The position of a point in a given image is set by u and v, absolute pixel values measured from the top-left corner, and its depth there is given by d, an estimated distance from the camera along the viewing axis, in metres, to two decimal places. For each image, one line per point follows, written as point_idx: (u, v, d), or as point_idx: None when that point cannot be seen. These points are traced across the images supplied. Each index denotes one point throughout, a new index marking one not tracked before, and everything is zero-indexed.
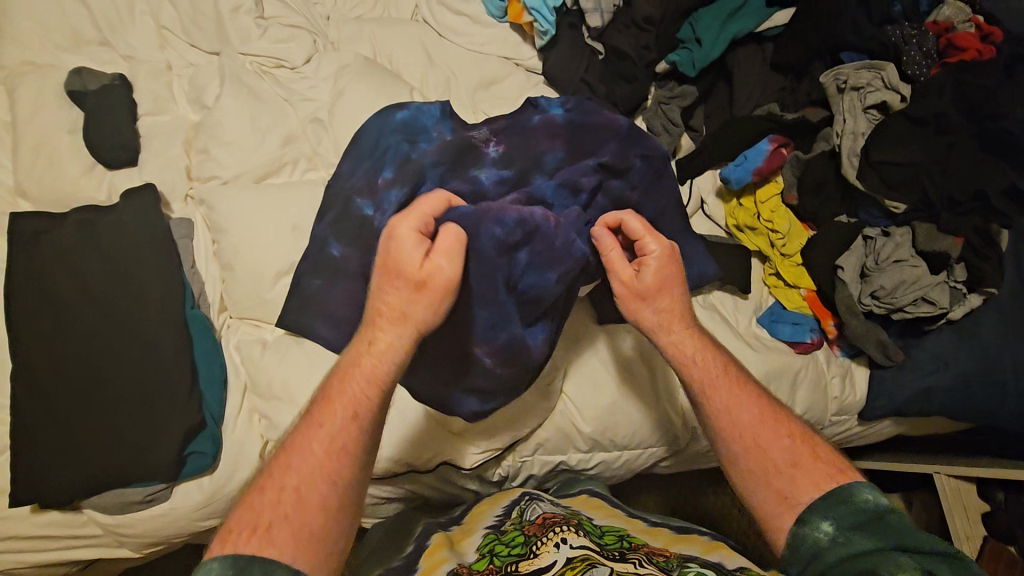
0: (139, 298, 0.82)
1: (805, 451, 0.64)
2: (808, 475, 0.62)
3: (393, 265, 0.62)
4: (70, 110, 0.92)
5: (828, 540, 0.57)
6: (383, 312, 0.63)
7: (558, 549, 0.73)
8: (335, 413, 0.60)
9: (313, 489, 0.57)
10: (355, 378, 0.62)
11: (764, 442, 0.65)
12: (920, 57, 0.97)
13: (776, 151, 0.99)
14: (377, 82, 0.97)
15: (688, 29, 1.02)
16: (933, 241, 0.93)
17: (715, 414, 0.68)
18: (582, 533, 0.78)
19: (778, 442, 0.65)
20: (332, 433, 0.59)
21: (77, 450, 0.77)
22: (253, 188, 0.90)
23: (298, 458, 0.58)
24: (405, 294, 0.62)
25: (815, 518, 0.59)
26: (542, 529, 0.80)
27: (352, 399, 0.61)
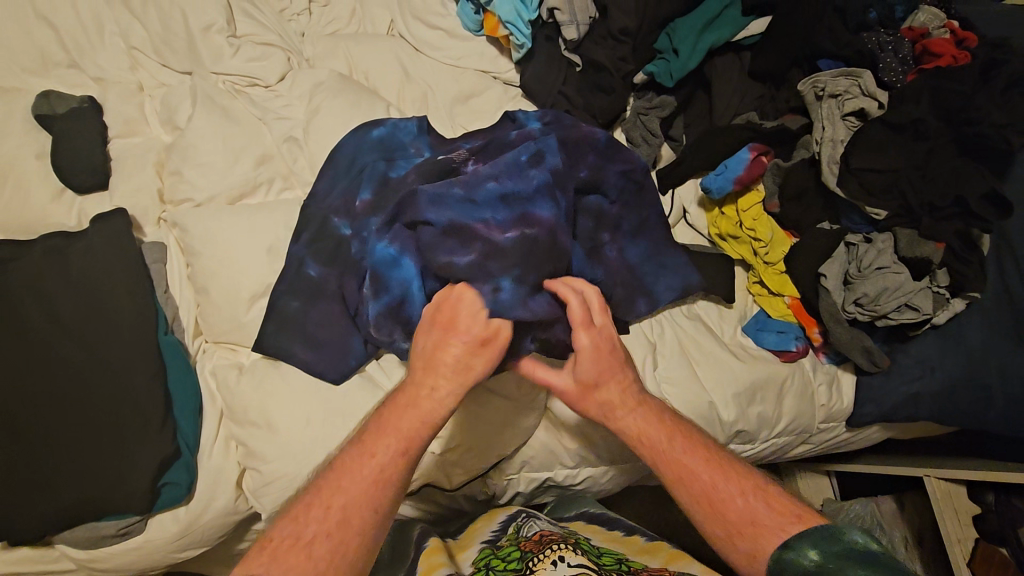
0: (110, 325, 0.80)
1: (750, 497, 0.65)
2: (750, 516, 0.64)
3: (448, 325, 0.70)
4: (37, 134, 0.90)
5: (814, 567, 0.58)
6: (444, 364, 0.68)
7: (556, 567, 0.73)
8: (396, 436, 0.65)
9: (359, 512, 0.62)
10: (410, 417, 0.66)
11: (702, 483, 0.66)
12: (895, 63, 0.97)
13: (756, 159, 0.99)
14: (353, 99, 0.96)
15: (665, 39, 1.01)
16: (915, 247, 0.92)
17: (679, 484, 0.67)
18: (580, 551, 0.77)
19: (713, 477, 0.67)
20: (382, 463, 0.64)
21: (45, 484, 0.75)
22: (226, 210, 0.88)
23: (356, 471, 0.63)
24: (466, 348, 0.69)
25: (801, 545, 0.60)
26: (539, 546, 0.79)
27: (402, 442, 0.65)
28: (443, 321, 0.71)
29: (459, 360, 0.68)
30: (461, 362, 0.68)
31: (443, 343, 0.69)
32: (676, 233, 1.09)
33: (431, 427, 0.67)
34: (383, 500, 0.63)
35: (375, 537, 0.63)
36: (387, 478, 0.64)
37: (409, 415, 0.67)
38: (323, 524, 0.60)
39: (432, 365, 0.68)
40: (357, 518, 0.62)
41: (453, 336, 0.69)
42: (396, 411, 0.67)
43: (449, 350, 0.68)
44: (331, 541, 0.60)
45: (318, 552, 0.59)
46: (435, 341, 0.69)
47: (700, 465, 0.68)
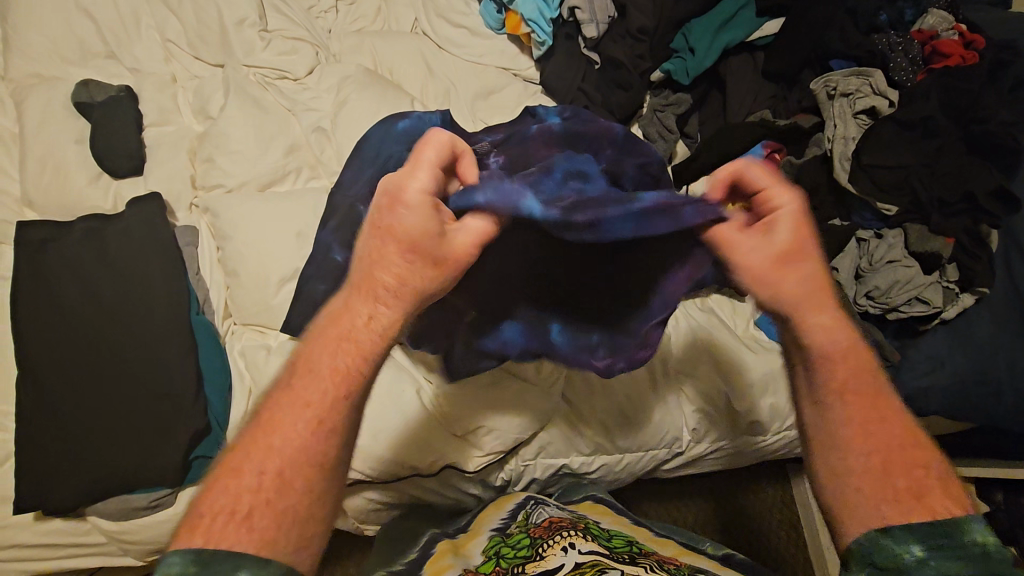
0: (145, 303, 0.83)
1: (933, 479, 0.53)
2: (914, 492, 0.52)
3: (399, 235, 0.53)
4: (76, 121, 0.93)
5: (916, 560, 0.49)
6: (383, 281, 0.54)
7: (566, 553, 0.74)
8: (330, 376, 0.52)
9: (294, 475, 0.49)
10: (337, 350, 0.53)
11: (883, 440, 0.54)
12: (906, 63, 0.99)
13: (769, 156, 1.02)
14: (379, 92, 0.99)
15: (682, 39, 1.05)
16: (924, 242, 0.95)
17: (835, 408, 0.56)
18: (590, 537, 0.78)
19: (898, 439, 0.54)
20: (318, 410, 0.51)
21: (81, 455, 0.77)
22: (257, 197, 0.91)
23: (291, 416, 0.50)
24: (411, 261, 0.54)
25: (909, 535, 0.50)
26: (548, 532, 0.81)
27: (334, 377, 0.52)
28: (414, 241, 0.53)
29: (407, 278, 0.54)
30: (398, 273, 0.54)
31: (381, 254, 0.54)
32: None
33: (365, 353, 0.53)
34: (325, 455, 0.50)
35: (324, 499, 0.50)
36: (324, 425, 0.50)
37: (341, 347, 0.53)
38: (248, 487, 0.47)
39: (368, 284, 0.54)
40: (294, 477, 0.48)
41: (389, 242, 0.54)
42: (329, 343, 0.53)
43: (388, 263, 0.54)
44: (265, 511, 0.47)
45: (244, 518, 0.46)
46: (378, 254, 0.54)
47: (878, 411, 0.56)
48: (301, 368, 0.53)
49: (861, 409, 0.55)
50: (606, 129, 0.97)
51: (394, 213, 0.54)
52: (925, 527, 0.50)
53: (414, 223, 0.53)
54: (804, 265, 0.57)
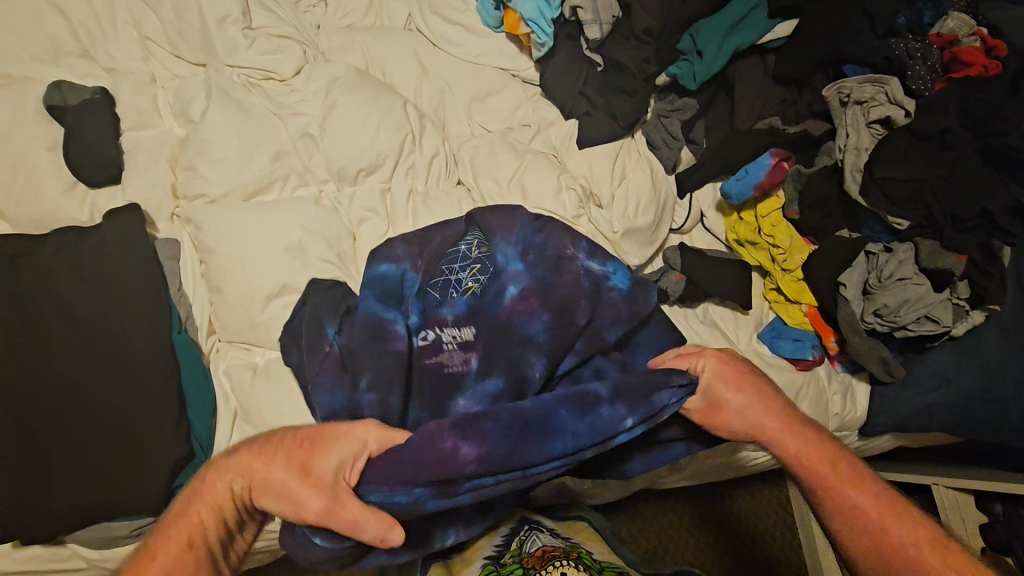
0: (125, 324, 0.79)
1: (933, 553, 0.61)
2: (903, 550, 0.62)
3: (317, 440, 0.64)
4: (49, 124, 0.89)
5: None
6: (301, 442, 0.63)
7: None
8: (190, 525, 0.60)
9: (169, 552, 0.58)
10: (197, 512, 0.61)
11: (851, 505, 0.66)
12: (924, 70, 0.94)
13: (778, 165, 0.98)
14: (370, 95, 0.94)
15: (688, 40, 0.99)
16: (938, 258, 0.92)
17: (831, 512, 0.67)
18: (581, 567, 0.77)
19: (868, 503, 0.65)
20: (206, 523, 0.60)
21: (57, 484, 0.74)
22: (241, 208, 0.87)
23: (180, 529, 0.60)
24: (297, 468, 0.61)
25: None
26: (541, 563, 0.79)
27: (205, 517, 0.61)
28: (316, 447, 0.63)
29: (308, 459, 0.62)
30: (287, 479, 0.61)
31: (308, 455, 0.62)
32: (693, 238, 1.09)
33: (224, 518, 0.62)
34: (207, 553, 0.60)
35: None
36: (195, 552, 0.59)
37: (203, 504, 0.62)
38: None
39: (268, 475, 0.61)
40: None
41: (325, 443, 0.64)
42: (217, 477, 0.63)
43: (273, 472, 0.61)
44: None
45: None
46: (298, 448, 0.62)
47: (855, 499, 0.66)
48: (225, 476, 0.62)
49: (821, 469, 0.68)
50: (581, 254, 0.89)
51: (312, 460, 0.62)
52: None
53: (309, 488, 0.60)
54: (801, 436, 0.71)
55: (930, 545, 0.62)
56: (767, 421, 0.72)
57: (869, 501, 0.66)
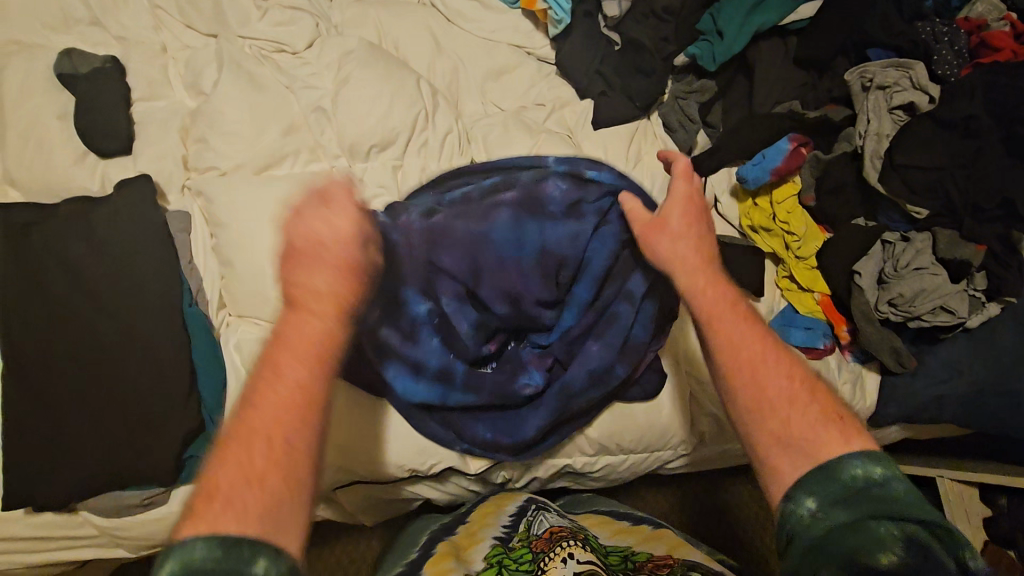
0: (136, 294, 0.79)
1: (803, 392, 0.58)
2: (779, 398, 0.57)
3: (305, 226, 0.59)
4: (59, 93, 0.87)
5: (810, 517, 0.50)
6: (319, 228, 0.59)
7: (565, 564, 0.74)
8: (269, 398, 0.52)
9: (264, 420, 0.51)
10: (268, 403, 0.51)
11: (738, 340, 0.61)
12: (951, 55, 0.92)
13: (795, 150, 0.97)
14: (384, 69, 0.93)
15: (709, 19, 0.98)
16: (954, 249, 0.90)
17: (716, 346, 0.61)
18: (588, 548, 0.79)
19: (764, 352, 0.60)
20: (292, 382, 0.53)
21: (69, 452, 0.75)
22: (253, 181, 0.86)
23: (264, 415, 0.51)
24: (317, 257, 0.58)
25: (799, 494, 0.52)
26: (549, 544, 0.80)
27: (286, 397, 0.52)
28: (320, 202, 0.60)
29: (314, 229, 0.59)
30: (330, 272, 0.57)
31: (324, 226, 0.59)
32: None
33: (311, 402, 0.53)
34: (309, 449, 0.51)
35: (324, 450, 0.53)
36: (293, 445, 0.50)
37: (273, 391, 0.52)
38: (223, 499, 0.46)
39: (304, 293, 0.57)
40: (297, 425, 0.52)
41: (322, 238, 0.59)
42: (279, 342, 0.55)
43: (304, 329, 0.56)
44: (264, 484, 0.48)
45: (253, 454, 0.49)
46: (295, 230, 0.59)
47: (747, 336, 0.61)
48: (285, 327, 0.56)
49: (728, 315, 0.63)
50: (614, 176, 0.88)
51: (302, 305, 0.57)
52: (809, 479, 0.52)
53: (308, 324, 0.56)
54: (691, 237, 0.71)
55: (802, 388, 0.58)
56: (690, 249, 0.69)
57: (757, 349, 0.60)
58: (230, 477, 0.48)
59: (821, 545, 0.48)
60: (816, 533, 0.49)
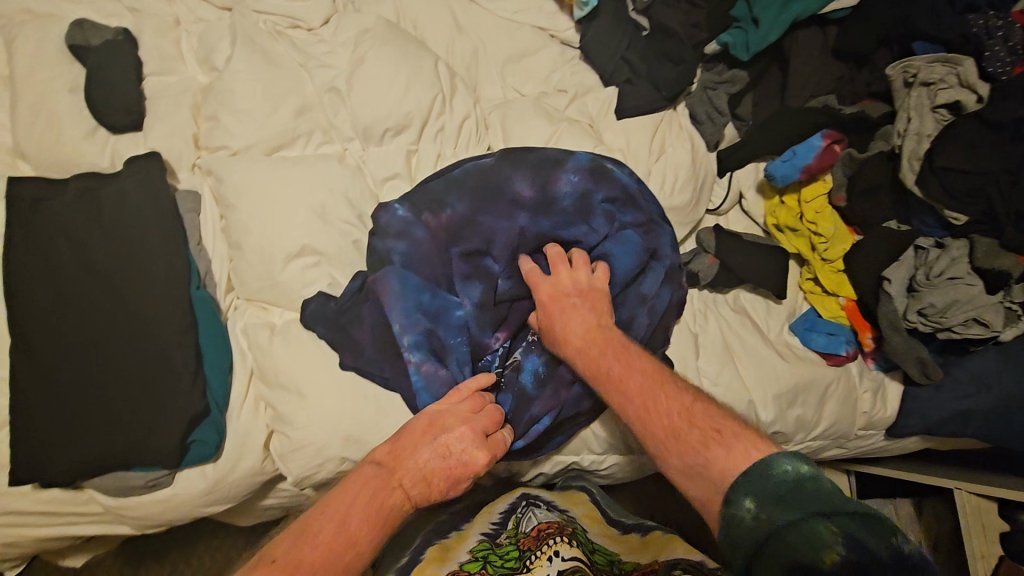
0: (144, 275, 0.78)
1: (697, 418, 0.63)
2: (674, 426, 0.63)
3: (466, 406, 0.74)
4: (71, 65, 0.86)
5: (751, 518, 0.52)
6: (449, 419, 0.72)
7: (550, 564, 0.82)
8: (362, 506, 0.61)
9: (333, 524, 0.57)
10: (366, 507, 0.61)
11: (633, 387, 0.69)
12: (1004, 52, 0.84)
13: (828, 147, 0.93)
14: (400, 50, 0.90)
15: (744, 6, 0.92)
16: (993, 258, 0.85)
17: (616, 403, 0.70)
18: (573, 544, 0.85)
19: (661, 390, 0.67)
20: (358, 519, 0.59)
21: (75, 432, 0.75)
22: (264, 163, 0.84)
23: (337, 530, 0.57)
24: (467, 437, 0.71)
25: (739, 496, 0.54)
26: (536, 543, 0.85)
27: (377, 511, 0.61)
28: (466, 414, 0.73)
29: (449, 460, 0.69)
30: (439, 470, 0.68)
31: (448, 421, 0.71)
32: (730, 220, 1.04)
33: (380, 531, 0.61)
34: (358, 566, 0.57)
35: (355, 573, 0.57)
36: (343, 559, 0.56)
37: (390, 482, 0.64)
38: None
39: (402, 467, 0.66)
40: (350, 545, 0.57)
41: (440, 439, 0.69)
42: (373, 479, 0.63)
43: (425, 460, 0.67)
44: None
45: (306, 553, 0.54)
46: (448, 409, 0.73)
47: (643, 380, 0.69)
48: (373, 474, 0.64)
49: (618, 363, 0.72)
50: (636, 181, 0.89)
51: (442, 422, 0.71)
52: (740, 479, 0.55)
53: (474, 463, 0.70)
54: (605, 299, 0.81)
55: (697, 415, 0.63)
56: (572, 309, 0.78)
57: (648, 381, 0.69)
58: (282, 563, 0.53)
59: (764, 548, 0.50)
60: (762, 537, 0.51)
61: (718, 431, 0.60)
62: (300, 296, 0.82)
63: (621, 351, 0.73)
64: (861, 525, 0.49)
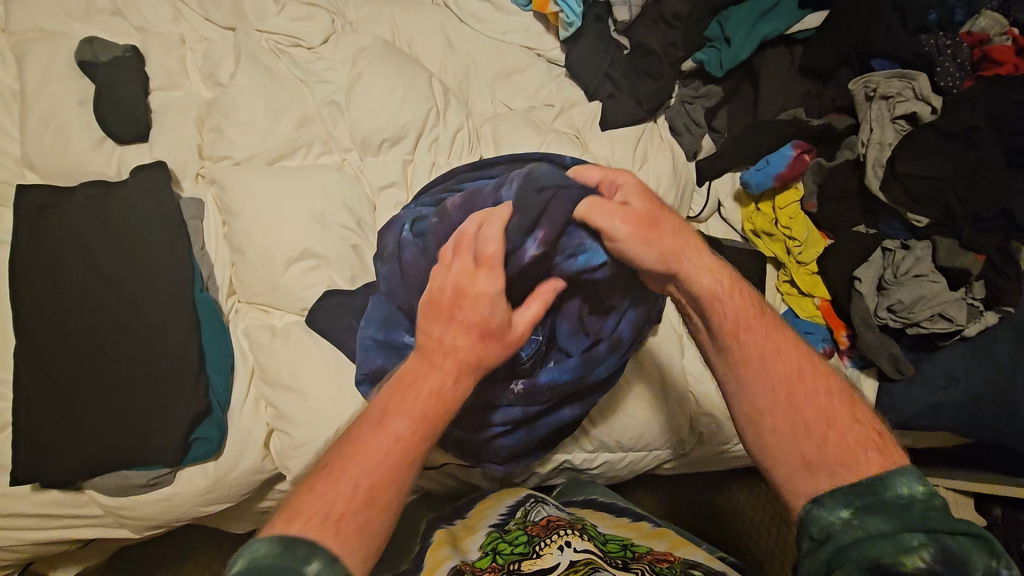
0: (149, 278, 0.81)
1: (841, 406, 0.56)
2: (807, 401, 0.56)
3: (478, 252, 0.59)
4: (80, 80, 0.89)
5: (843, 524, 0.49)
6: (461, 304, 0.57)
7: (562, 552, 0.74)
8: (403, 404, 0.53)
9: (371, 454, 0.50)
10: (418, 402, 0.53)
11: (766, 351, 0.58)
12: (953, 68, 0.92)
13: (799, 157, 0.99)
14: (396, 66, 0.95)
15: (716, 27, 0.99)
16: (954, 257, 0.91)
17: (742, 356, 0.58)
18: (586, 537, 0.78)
19: (793, 354, 0.59)
20: (397, 433, 0.51)
21: (78, 431, 0.76)
22: (267, 172, 0.88)
23: (399, 429, 0.51)
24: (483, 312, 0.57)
25: (834, 502, 0.51)
26: (546, 531, 0.80)
27: (421, 403, 0.53)
28: (460, 288, 0.58)
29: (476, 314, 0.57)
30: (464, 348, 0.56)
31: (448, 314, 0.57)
32: (710, 227, 1.09)
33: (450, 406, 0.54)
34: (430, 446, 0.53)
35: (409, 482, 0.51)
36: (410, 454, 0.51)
37: (443, 360, 0.55)
38: (348, 512, 0.47)
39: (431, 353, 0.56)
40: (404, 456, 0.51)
41: (453, 318, 0.57)
42: (401, 387, 0.54)
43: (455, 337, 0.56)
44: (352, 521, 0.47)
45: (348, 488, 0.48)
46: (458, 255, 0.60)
47: (776, 345, 0.59)
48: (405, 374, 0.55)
49: (756, 324, 0.60)
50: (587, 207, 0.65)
51: (462, 300, 0.57)
52: (851, 486, 0.51)
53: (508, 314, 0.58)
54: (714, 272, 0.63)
55: (838, 402, 0.57)
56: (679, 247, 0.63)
57: (786, 355, 0.59)
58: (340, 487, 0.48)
59: (846, 550, 0.47)
60: (850, 537, 0.48)
61: (830, 428, 0.55)
62: (300, 299, 0.85)
63: (756, 309, 0.61)
64: (969, 545, 0.46)
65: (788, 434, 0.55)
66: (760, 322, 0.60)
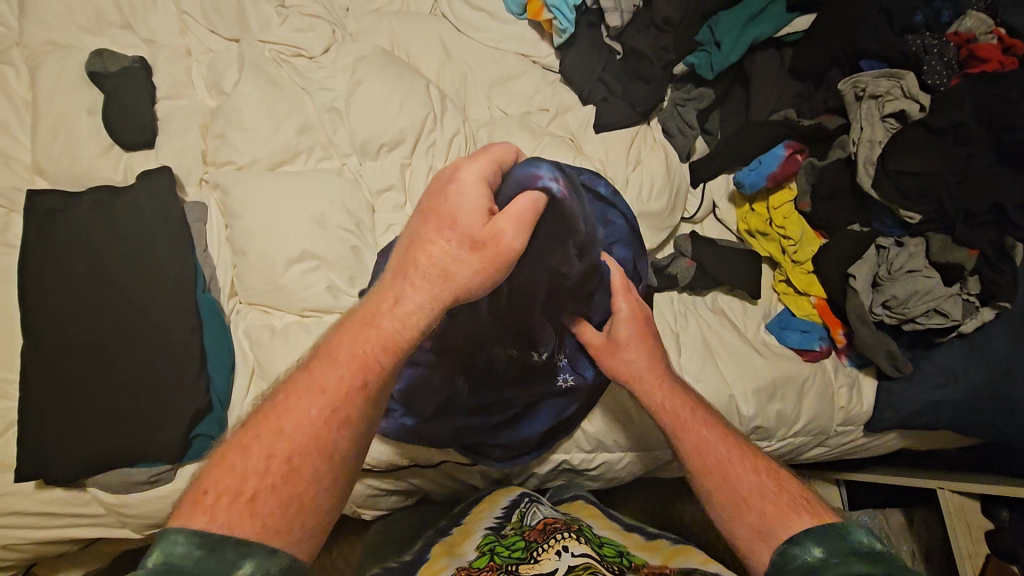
0: (153, 278, 0.83)
1: (771, 485, 0.63)
2: (755, 494, 0.63)
3: (448, 211, 0.53)
4: (89, 90, 0.93)
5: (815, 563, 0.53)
6: (420, 268, 0.55)
7: (561, 557, 0.71)
8: (338, 363, 0.54)
9: (309, 410, 0.52)
10: (367, 339, 0.54)
11: (706, 446, 0.68)
12: (939, 66, 0.95)
13: (791, 156, 1.00)
14: (394, 73, 0.98)
15: (707, 31, 1.02)
16: (948, 252, 0.92)
17: (686, 451, 0.69)
18: (584, 540, 0.75)
19: (725, 447, 0.67)
20: (332, 399, 0.53)
21: (82, 428, 0.77)
22: (267, 176, 0.90)
23: (338, 384, 0.53)
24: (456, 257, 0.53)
25: (809, 542, 0.55)
26: (544, 535, 0.78)
27: (354, 367, 0.54)
28: (442, 217, 0.54)
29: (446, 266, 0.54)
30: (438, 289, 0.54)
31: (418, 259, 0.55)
32: (705, 227, 1.10)
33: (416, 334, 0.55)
34: (379, 394, 0.55)
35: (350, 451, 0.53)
36: (352, 396, 0.53)
37: (413, 275, 0.55)
38: (267, 488, 0.49)
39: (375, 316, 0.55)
40: (343, 413, 0.53)
41: (439, 237, 0.54)
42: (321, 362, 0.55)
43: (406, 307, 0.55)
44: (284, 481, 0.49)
45: (279, 450, 0.51)
46: (424, 225, 0.55)
47: (716, 441, 0.68)
48: (348, 335, 0.56)
49: (689, 417, 0.71)
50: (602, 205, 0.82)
51: (444, 209, 0.54)
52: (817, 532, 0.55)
53: (486, 230, 0.52)
54: (642, 349, 0.77)
55: (778, 489, 0.63)
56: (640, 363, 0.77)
57: (729, 451, 0.67)
58: (267, 456, 0.50)
59: None
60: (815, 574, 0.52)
61: (772, 502, 0.61)
62: (299, 298, 0.87)
63: (695, 408, 0.72)
64: None
65: (739, 515, 0.62)
66: (696, 421, 0.70)
